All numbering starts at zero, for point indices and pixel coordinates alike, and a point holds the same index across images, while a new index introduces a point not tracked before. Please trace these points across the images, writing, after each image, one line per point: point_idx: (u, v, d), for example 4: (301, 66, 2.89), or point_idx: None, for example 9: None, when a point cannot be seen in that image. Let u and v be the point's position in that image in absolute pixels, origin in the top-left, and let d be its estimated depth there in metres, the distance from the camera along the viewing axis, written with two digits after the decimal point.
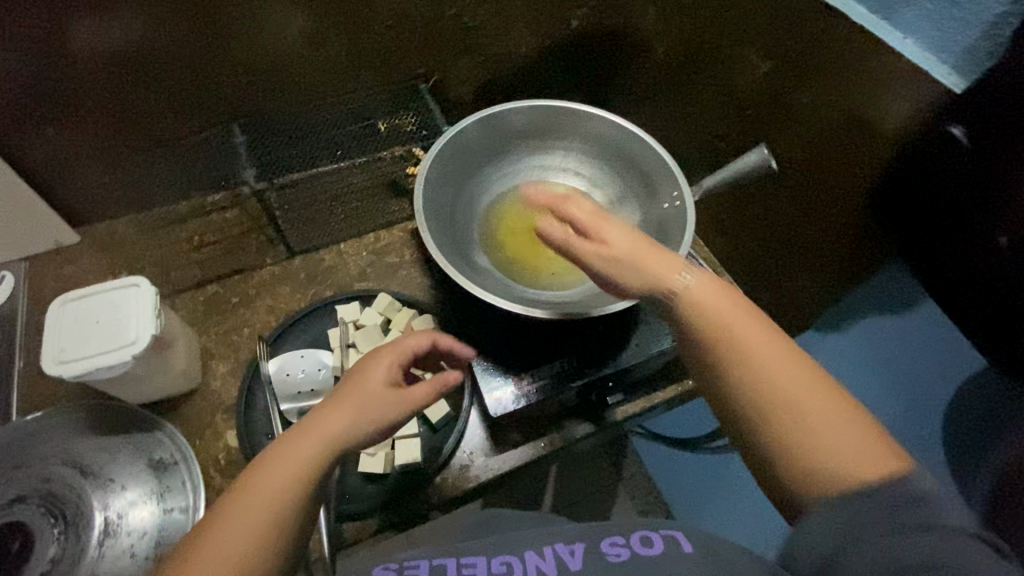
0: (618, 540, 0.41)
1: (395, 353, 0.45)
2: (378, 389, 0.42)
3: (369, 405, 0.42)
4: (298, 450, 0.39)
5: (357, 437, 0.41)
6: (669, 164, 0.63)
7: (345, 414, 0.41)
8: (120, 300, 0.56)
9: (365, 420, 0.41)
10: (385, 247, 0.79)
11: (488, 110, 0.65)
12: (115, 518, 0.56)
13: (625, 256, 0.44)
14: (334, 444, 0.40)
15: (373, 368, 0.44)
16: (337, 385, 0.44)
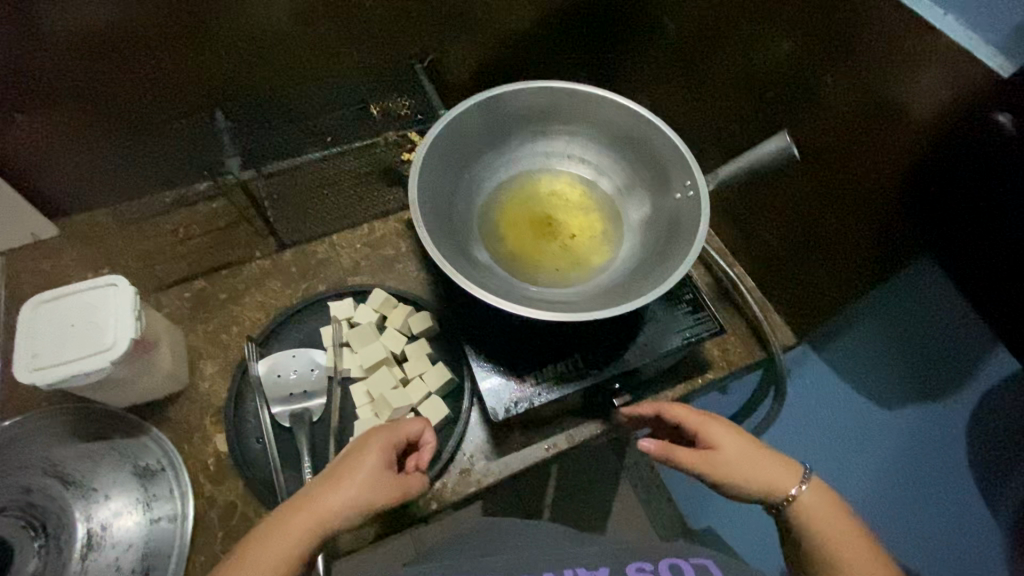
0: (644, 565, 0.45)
1: (393, 433, 0.48)
2: (377, 469, 0.45)
3: (368, 487, 0.44)
4: (292, 530, 0.41)
5: (350, 520, 0.43)
6: (682, 151, 0.59)
7: (345, 489, 0.43)
8: (97, 302, 0.52)
9: (361, 503, 0.43)
10: (381, 239, 0.75)
11: (488, 93, 0.60)
12: (99, 529, 0.53)
13: (732, 461, 0.46)
14: (323, 528, 0.41)
15: (367, 453, 0.45)
16: (331, 465, 0.46)
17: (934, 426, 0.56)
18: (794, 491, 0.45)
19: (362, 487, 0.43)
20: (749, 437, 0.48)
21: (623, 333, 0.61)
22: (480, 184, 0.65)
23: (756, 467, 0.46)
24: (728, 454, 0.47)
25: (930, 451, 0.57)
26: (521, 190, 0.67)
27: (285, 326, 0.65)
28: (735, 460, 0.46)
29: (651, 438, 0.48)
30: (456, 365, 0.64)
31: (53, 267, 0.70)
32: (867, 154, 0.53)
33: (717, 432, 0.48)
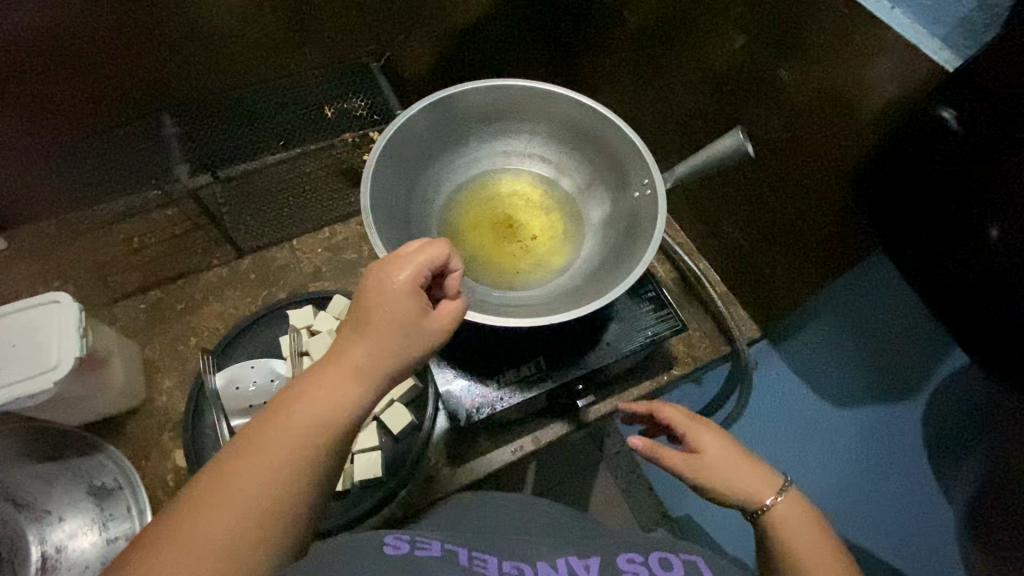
0: (636, 557, 0.42)
1: (418, 267, 0.36)
2: (409, 315, 0.35)
3: (405, 336, 0.35)
4: (321, 403, 0.32)
5: (389, 369, 0.34)
6: (640, 148, 0.58)
7: (377, 350, 0.34)
8: (40, 320, 0.51)
9: (402, 355, 0.35)
10: (342, 243, 0.74)
11: (441, 92, 0.58)
12: (53, 551, 0.54)
13: (714, 467, 0.44)
14: (364, 382, 0.33)
15: (393, 280, 0.35)
16: (352, 303, 0.35)
17: (892, 419, 0.57)
18: (769, 500, 0.43)
19: (396, 329, 0.34)
20: (735, 446, 0.46)
21: (583, 335, 0.61)
22: (438, 186, 0.64)
23: (738, 476, 0.44)
24: (713, 460, 0.45)
25: (888, 443, 0.58)
26: (481, 190, 0.66)
27: (243, 337, 0.64)
28: (718, 467, 0.44)
29: (639, 436, 0.45)
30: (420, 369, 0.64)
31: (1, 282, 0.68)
32: (820, 149, 0.53)
33: (704, 438, 0.46)
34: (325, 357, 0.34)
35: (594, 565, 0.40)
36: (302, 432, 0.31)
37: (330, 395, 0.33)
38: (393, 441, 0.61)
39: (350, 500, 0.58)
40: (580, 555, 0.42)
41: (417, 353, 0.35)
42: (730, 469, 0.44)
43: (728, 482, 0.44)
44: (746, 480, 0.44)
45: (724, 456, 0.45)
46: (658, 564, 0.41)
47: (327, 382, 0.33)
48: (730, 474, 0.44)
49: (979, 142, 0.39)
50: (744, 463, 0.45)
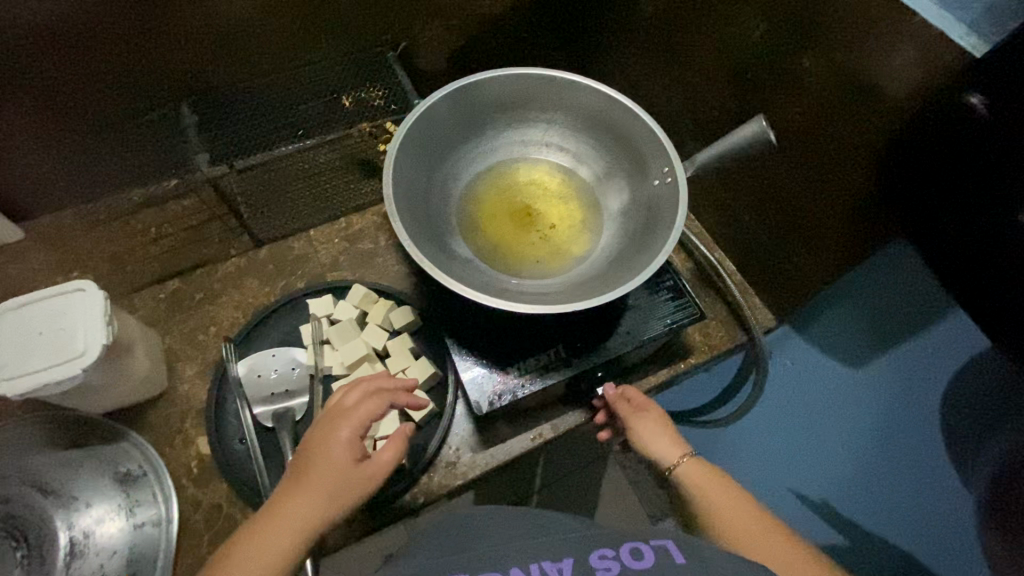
0: (608, 552, 0.39)
1: (357, 424, 0.47)
2: (346, 467, 0.45)
3: (338, 487, 0.44)
4: (271, 546, 0.41)
5: (326, 517, 0.43)
6: (659, 136, 0.58)
7: (319, 500, 0.43)
8: (66, 307, 0.51)
9: (336, 504, 0.44)
10: (359, 233, 0.74)
11: (462, 81, 0.59)
12: (81, 537, 0.53)
13: (645, 424, 0.56)
14: (305, 529, 0.42)
15: (335, 438, 0.46)
16: (300, 456, 0.46)
17: (910, 401, 0.58)
18: (677, 459, 0.52)
19: (334, 479, 0.44)
20: (664, 422, 0.56)
21: (603, 322, 0.62)
22: (458, 175, 0.64)
23: (660, 436, 0.55)
24: (641, 423, 0.56)
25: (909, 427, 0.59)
26: (500, 180, 0.66)
27: (264, 326, 0.64)
28: (648, 424, 0.56)
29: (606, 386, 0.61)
30: (439, 357, 0.64)
31: (19, 272, 0.68)
32: (843, 136, 0.53)
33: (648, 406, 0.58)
34: (272, 500, 0.44)
35: (567, 568, 0.37)
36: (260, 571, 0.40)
37: (282, 537, 0.42)
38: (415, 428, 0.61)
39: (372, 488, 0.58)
40: (553, 554, 0.39)
41: (351, 501, 0.44)
42: (657, 429, 0.55)
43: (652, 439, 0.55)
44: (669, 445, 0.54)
45: (656, 423, 0.56)
46: (629, 556, 0.38)
47: (272, 529, 0.42)
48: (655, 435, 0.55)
49: (1004, 127, 0.40)
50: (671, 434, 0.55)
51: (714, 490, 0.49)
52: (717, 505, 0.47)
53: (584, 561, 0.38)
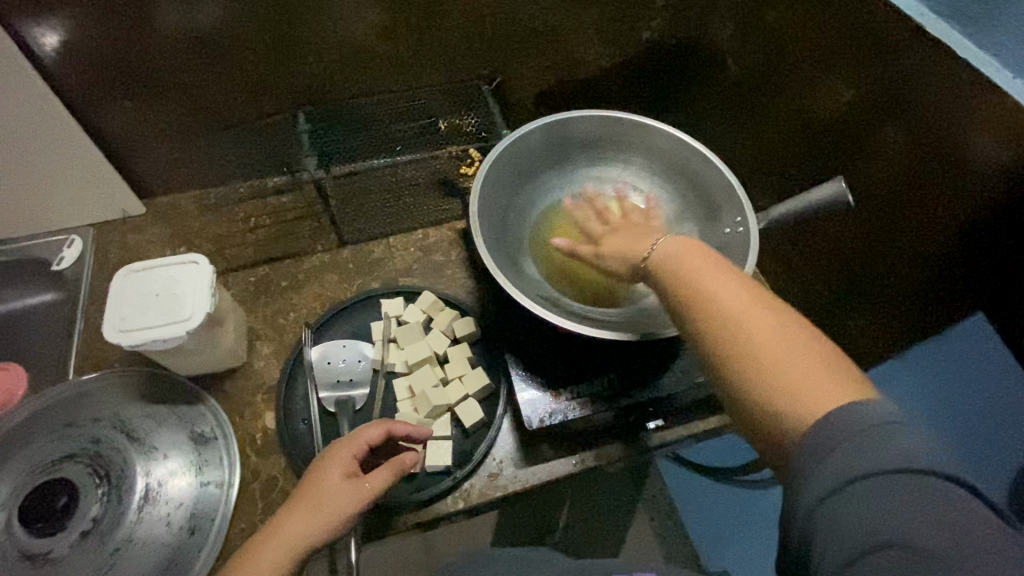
0: None
1: (353, 446, 0.48)
2: (337, 486, 0.45)
3: (327, 504, 0.44)
4: (264, 557, 0.41)
5: (317, 537, 0.43)
6: (737, 189, 0.61)
7: (309, 519, 0.43)
8: (179, 276, 0.58)
9: (321, 522, 0.43)
10: (432, 246, 0.79)
11: (556, 116, 0.64)
12: (155, 485, 0.58)
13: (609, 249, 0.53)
14: (295, 551, 0.42)
15: (331, 463, 0.46)
16: (298, 483, 0.46)
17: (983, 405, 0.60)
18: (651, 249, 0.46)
19: (328, 498, 0.44)
20: (712, 256, 0.42)
21: (659, 358, 0.63)
22: (534, 204, 0.68)
23: (693, 259, 0.42)
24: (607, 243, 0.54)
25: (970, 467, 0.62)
26: (571, 210, 0.68)
27: (337, 318, 0.69)
28: (618, 247, 0.52)
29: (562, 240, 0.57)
30: (495, 371, 0.67)
31: (137, 241, 0.78)
32: (920, 208, 0.55)
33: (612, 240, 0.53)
34: (269, 523, 0.44)
35: None
36: None
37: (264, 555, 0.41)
38: (463, 434, 0.64)
39: (417, 483, 0.60)
40: None
41: (341, 516, 0.44)
42: (622, 249, 0.51)
43: (674, 275, 0.42)
44: (728, 308, 0.37)
45: (625, 253, 0.50)
46: None
47: (265, 543, 0.42)
48: (683, 274, 0.41)
49: None
50: (704, 262, 0.42)
51: (758, 328, 0.36)
52: (739, 313, 0.37)
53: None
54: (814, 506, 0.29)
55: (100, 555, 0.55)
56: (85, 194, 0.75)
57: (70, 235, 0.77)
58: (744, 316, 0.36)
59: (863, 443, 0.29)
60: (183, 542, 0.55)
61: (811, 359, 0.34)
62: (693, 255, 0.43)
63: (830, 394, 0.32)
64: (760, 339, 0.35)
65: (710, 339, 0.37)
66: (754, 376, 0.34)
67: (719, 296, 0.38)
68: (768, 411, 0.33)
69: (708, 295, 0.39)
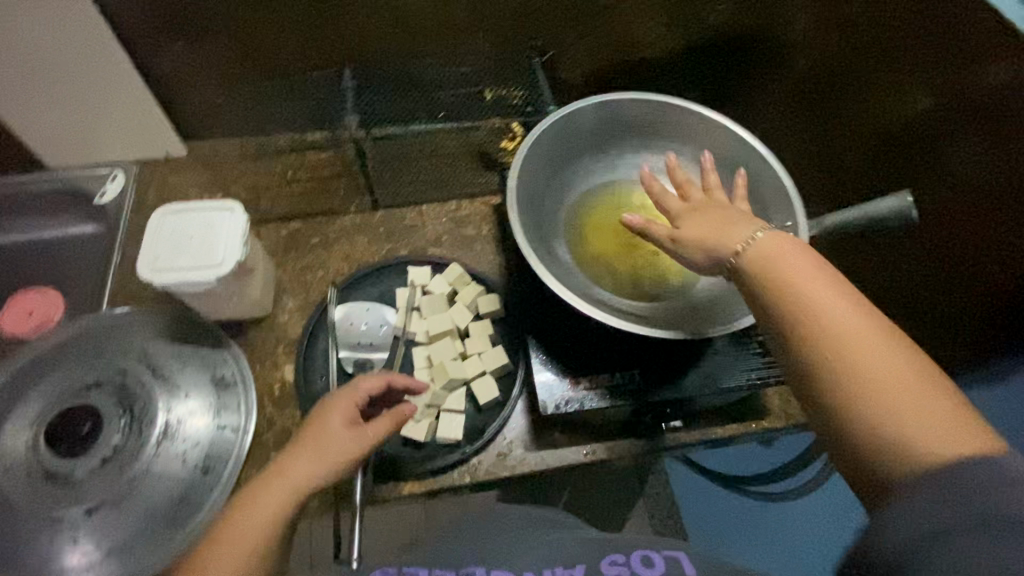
0: (617, 559, 0.44)
1: (353, 396, 0.48)
2: (337, 433, 0.45)
3: (329, 450, 0.45)
4: (269, 501, 0.42)
5: (320, 483, 0.44)
6: (789, 191, 0.57)
7: (311, 464, 0.44)
8: (214, 221, 0.58)
9: (323, 466, 0.44)
10: (465, 218, 0.78)
11: (607, 97, 0.62)
12: (174, 422, 0.59)
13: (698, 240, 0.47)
14: (299, 494, 0.43)
15: (330, 413, 0.47)
16: (298, 432, 0.47)
17: None
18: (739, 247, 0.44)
19: (330, 446, 0.45)
20: (807, 251, 0.41)
21: (685, 358, 0.61)
22: (574, 186, 0.65)
23: (784, 259, 0.41)
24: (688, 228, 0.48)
25: None
26: (612, 196, 0.66)
27: (364, 281, 0.70)
28: (701, 236, 0.47)
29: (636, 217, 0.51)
30: (515, 352, 0.66)
31: (177, 183, 0.79)
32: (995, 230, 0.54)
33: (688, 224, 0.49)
34: (275, 462, 0.45)
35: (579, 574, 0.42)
36: (253, 531, 0.41)
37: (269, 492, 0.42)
38: (476, 411, 0.63)
39: (426, 452, 0.61)
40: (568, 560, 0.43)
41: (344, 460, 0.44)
42: (702, 237, 0.47)
43: (779, 274, 0.40)
44: (849, 333, 0.36)
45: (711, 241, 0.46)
46: (638, 564, 0.43)
47: (268, 489, 0.43)
48: (791, 279, 0.40)
49: None
50: (816, 271, 0.40)
51: (879, 357, 0.35)
52: (859, 341, 0.36)
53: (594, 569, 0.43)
54: (908, 547, 0.30)
55: (118, 482, 0.56)
56: (131, 131, 0.76)
57: (113, 170, 0.79)
58: (867, 350, 0.35)
59: (983, 498, 0.29)
60: (197, 480, 0.57)
61: (927, 398, 0.34)
62: (791, 257, 0.41)
63: (960, 444, 0.32)
64: (887, 370, 0.35)
65: (822, 361, 0.36)
66: (881, 413, 0.34)
67: (836, 314, 0.37)
68: (881, 450, 0.33)
69: (823, 313, 0.38)
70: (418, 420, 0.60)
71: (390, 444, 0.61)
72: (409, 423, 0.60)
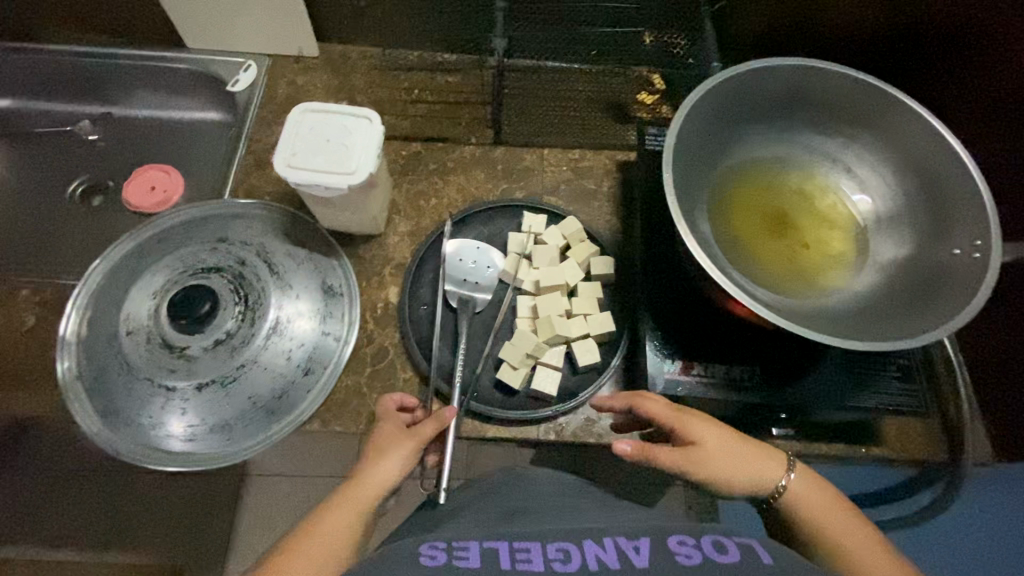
0: (686, 540, 0.37)
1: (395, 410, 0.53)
2: (395, 435, 0.49)
3: (388, 445, 0.48)
4: (343, 502, 0.44)
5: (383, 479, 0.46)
6: (986, 206, 0.50)
7: (372, 466, 0.47)
8: (352, 127, 0.56)
9: (383, 460, 0.47)
10: (587, 170, 0.73)
11: (794, 62, 0.55)
12: (283, 320, 0.61)
13: (689, 446, 0.46)
14: (368, 490, 0.45)
15: (385, 422, 0.51)
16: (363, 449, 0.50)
17: None
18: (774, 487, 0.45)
19: (385, 450, 0.48)
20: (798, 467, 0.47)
21: (811, 366, 0.56)
22: (733, 152, 0.60)
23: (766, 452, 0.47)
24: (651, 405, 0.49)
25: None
26: (768, 173, 0.61)
27: (478, 218, 0.68)
28: (693, 446, 0.46)
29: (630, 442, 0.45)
30: (622, 321, 0.62)
31: (305, 83, 0.78)
32: None
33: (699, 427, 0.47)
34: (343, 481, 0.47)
35: (643, 546, 0.36)
36: (328, 523, 0.42)
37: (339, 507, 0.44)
38: (572, 371, 0.61)
39: (516, 402, 0.59)
40: (629, 534, 0.38)
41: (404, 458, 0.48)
42: (691, 442, 0.46)
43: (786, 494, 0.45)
44: (836, 525, 0.44)
45: (706, 444, 0.46)
46: (711, 547, 0.35)
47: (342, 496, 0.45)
48: (792, 505, 0.45)
49: None
50: (806, 485, 0.46)
51: (859, 541, 0.42)
52: (845, 532, 0.43)
53: (661, 544, 0.36)
54: None
55: (228, 365, 0.59)
56: (272, 22, 0.75)
57: (247, 60, 0.78)
58: (838, 522, 0.44)
59: None
60: (298, 379, 0.58)
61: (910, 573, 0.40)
62: (799, 491, 0.46)
63: None
64: (871, 547, 0.42)
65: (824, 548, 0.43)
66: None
67: (814, 501, 0.45)
68: None
69: (819, 517, 0.44)
70: (515, 368, 0.59)
71: (482, 386, 0.60)
72: (506, 369, 0.59)
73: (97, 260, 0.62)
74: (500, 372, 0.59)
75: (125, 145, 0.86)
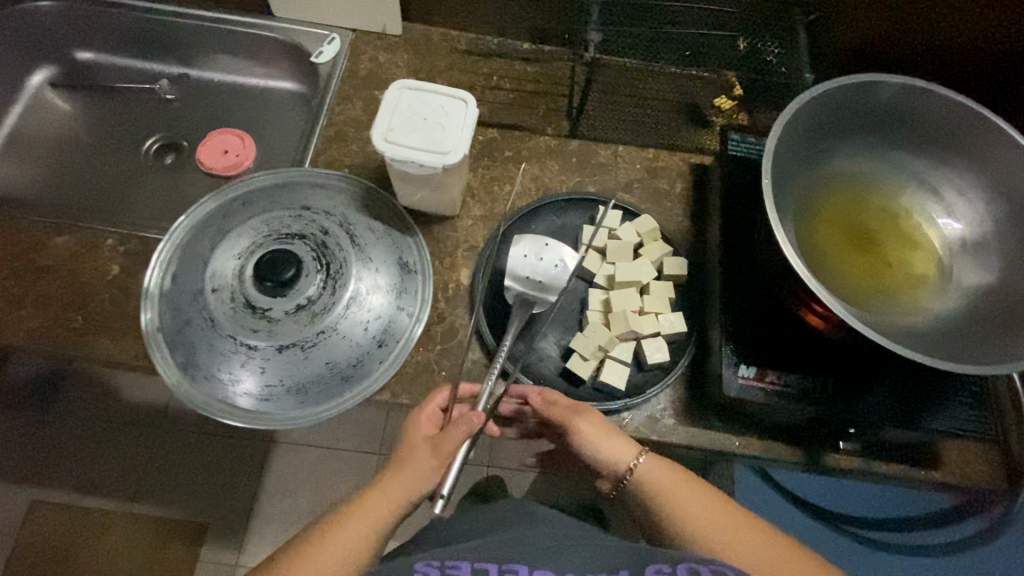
0: (663, 569, 0.41)
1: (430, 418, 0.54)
2: (428, 446, 0.50)
3: (419, 459, 0.50)
4: (369, 508, 0.47)
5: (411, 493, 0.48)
6: None
7: (400, 476, 0.49)
8: (447, 107, 0.57)
9: (412, 472, 0.49)
10: (660, 170, 0.73)
11: (900, 80, 0.55)
12: (361, 291, 0.62)
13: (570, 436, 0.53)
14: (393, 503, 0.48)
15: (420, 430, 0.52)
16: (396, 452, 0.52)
17: None
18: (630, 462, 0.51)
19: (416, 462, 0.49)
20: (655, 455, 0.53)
21: (885, 383, 0.56)
22: (823, 164, 0.60)
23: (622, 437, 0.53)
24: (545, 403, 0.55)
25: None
26: (855, 189, 0.61)
27: (552, 208, 0.68)
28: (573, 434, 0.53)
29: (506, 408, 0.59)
30: (692, 322, 0.63)
31: (386, 60, 0.79)
32: None
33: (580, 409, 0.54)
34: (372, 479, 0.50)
35: None
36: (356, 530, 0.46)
37: (365, 511, 0.47)
38: (639, 367, 0.62)
39: (582, 393, 0.60)
40: (611, 564, 0.41)
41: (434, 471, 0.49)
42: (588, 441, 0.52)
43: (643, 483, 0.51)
44: (689, 503, 0.49)
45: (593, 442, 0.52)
46: None
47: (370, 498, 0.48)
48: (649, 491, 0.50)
49: None
50: (668, 475, 0.51)
51: (695, 500, 0.49)
52: (691, 503, 0.49)
53: None
54: None
55: (307, 330, 0.61)
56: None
57: (332, 32, 0.79)
58: (683, 495, 0.49)
59: None
60: (373, 350, 0.60)
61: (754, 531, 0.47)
62: (656, 472, 0.51)
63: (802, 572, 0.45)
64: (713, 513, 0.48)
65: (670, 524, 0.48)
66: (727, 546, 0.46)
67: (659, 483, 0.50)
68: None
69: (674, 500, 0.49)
70: (586, 359, 0.60)
71: (548, 375, 0.61)
72: (576, 359, 0.60)
73: (184, 217, 0.63)
74: (569, 362, 0.60)
75: (201, 107, 0.88)
